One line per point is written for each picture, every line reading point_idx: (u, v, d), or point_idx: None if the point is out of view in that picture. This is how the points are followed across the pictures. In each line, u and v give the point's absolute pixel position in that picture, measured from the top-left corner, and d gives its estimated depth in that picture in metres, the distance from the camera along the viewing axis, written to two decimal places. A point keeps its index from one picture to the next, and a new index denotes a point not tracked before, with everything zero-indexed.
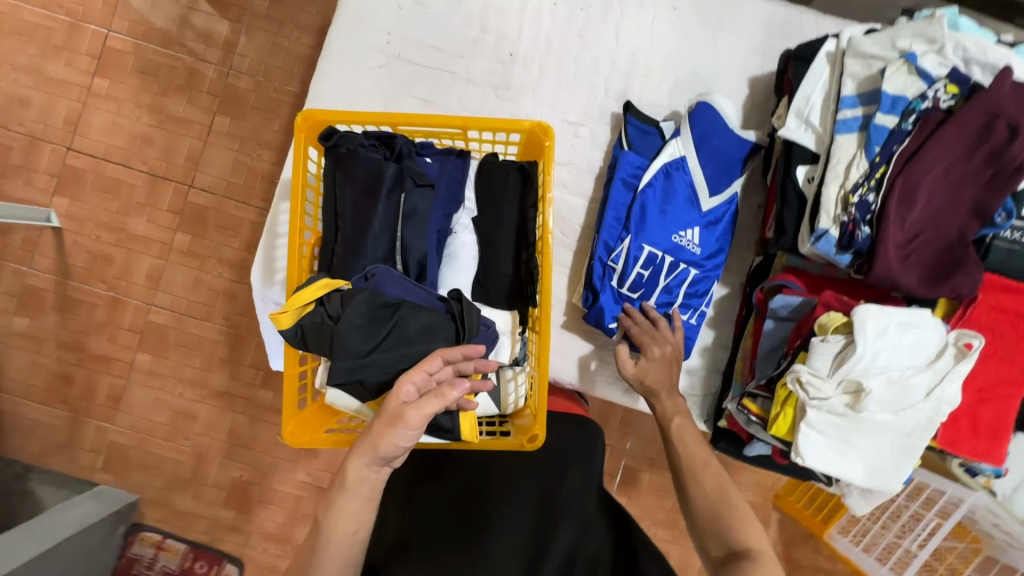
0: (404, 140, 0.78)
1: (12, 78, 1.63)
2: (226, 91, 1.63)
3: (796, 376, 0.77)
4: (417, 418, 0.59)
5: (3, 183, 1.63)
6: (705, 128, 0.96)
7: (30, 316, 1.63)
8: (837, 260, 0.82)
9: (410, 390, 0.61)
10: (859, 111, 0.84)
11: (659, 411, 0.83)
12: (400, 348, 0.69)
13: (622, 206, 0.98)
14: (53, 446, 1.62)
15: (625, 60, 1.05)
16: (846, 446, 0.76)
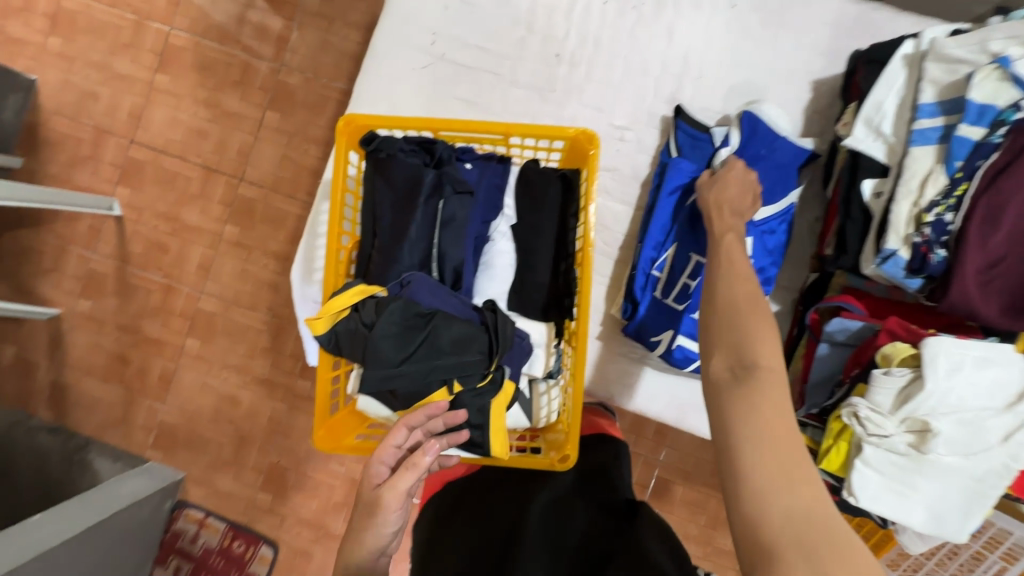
0: (444, 145, 0.77)
1: (84, 73, 1.72)
2: (277, 87, 1.67)
3: (853, 411, 0.70)
4: (395, 497, 0.59)
5: (73, 172, 1.73)
6: (757, 134, 0.91)
7: (93, 298, 1.73)
8: (904, 283, 0.76)
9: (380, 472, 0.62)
10: (939, 120, 0.76)
11: (716, 223, 0.78)
12: (432, 360, 0.68)
13: (667, 214, 0.93)
14: (110, 421, 1.72)
15: (678, 61, 1.00)
16: (908, 489, 0.70)
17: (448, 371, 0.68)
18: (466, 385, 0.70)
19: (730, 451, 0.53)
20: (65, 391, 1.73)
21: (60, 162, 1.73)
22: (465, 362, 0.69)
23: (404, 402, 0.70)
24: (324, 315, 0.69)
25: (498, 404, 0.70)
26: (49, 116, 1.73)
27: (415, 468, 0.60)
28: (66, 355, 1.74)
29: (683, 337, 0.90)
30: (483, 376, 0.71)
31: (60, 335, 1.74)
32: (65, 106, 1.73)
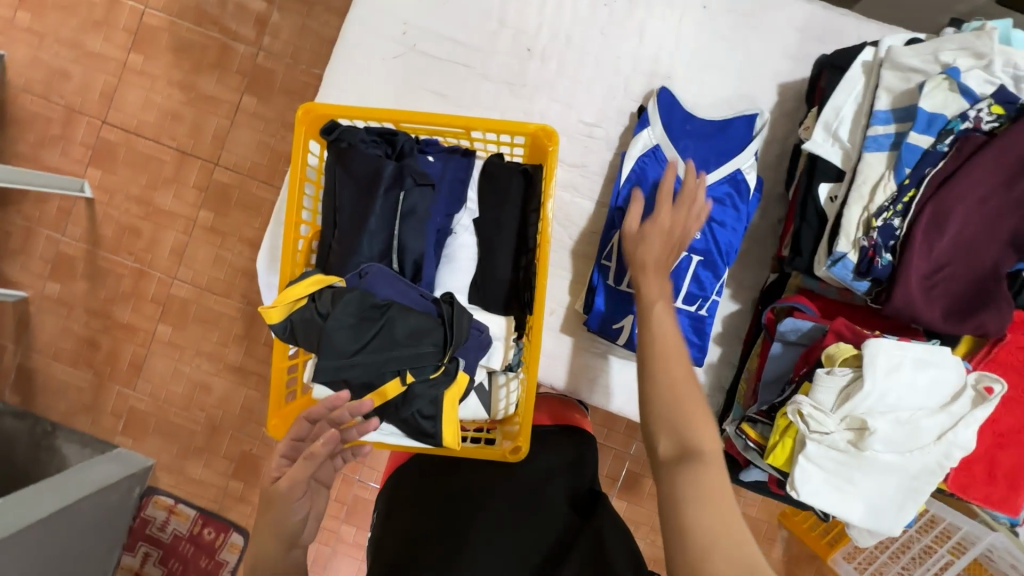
0: (405, 137, 0.77)
1: (54, 50, 1.68)
2: (255, 71, 1.65)
3: (797, 408, 0.72)
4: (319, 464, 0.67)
5: (42, 152, 1.69)
6: (672, 113, 0.96)
7: (62, 282, 1.70)
8: (853, 285, 0.77)
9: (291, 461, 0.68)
10: (892, 128, 0.78)
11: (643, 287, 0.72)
12: (385, 351, 0.68)
13: (625, 196, 0.95)
14: (78, 406, 1.70)
15: (649, 60, 1.01)
16: (845, 483, 0.73)
17: (401, 362, 0.69)
18: (419, 375, 0.70)
19: (678, 539, 0.54)
20: (33, 376, 1.71)
21: (29, 141, 1.69)
22: (418, 354, 0.69)
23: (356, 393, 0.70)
24: (276, 306, 0.69)
25: (451, 395, 0.71)
26: (18, 94, 1.69)
27: (315, 458, 0.66)
28: (33, 340, 1.71)
29: None
30: (437, 367, 0.71)
31: (28, 319, 1.71)
32: (34, 84, 1.69)
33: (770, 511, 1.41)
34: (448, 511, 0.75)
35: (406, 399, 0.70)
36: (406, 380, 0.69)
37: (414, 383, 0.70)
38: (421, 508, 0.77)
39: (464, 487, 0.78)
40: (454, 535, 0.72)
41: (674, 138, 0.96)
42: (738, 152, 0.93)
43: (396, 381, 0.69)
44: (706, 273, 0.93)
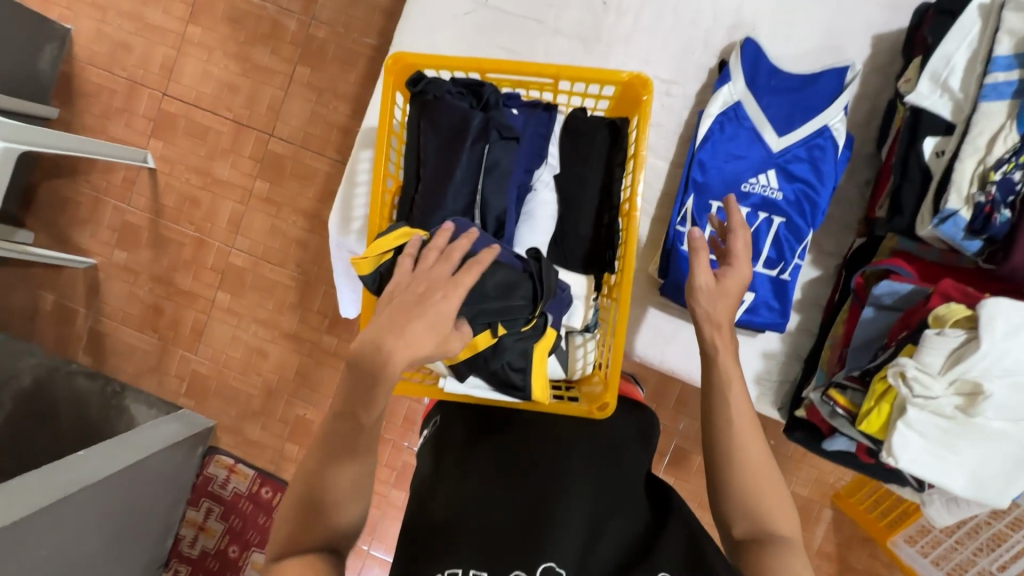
0: (491, 89, 0.75)
1: (117, 23, 1.72)
2: (308, 41, 1.66)
3: (899, 371, 0.69)
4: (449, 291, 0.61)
5: (108, 124, 1.75)
6: (754, 66, 0.90)
7: (128, 250, 1.77)
8: (962, 246, 0.73)
9: (409, 261, 0.63)
10: (1015, 74, 0.71)
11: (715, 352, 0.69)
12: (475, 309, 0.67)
13: (707, 154, 0.90)
14: (145, 368, 1.78)
15: (731, 12, 0.95)
16: (949, 451, 0.69)
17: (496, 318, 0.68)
18: (510, 329, 0.70)
19: None
20: (103, 339, 1.79)
21: (94, 113, 1.75)
22: (511, 308, 0.69)
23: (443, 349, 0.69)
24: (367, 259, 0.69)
25: (540, 346, 0.73)
26: (83, 67, 1.74)
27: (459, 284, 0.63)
28: (103, 305, 1.79)
29: None
30: (528, 321, 0.72)
31: (97, 285, 1.79)
32: (98, 56, 1.73)
33: (821, 490, 1.40)
34: (521, 459, 0.72)
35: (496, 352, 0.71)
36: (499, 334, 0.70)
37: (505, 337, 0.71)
38: (488, 451, 0.74)
39: (535, 439, 0.75)
40: (533, 487, 0.68)
41: (762, 94, 0.89)
42: (826, 108, 0.88)
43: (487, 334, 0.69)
44: (786, 235, 0.88)
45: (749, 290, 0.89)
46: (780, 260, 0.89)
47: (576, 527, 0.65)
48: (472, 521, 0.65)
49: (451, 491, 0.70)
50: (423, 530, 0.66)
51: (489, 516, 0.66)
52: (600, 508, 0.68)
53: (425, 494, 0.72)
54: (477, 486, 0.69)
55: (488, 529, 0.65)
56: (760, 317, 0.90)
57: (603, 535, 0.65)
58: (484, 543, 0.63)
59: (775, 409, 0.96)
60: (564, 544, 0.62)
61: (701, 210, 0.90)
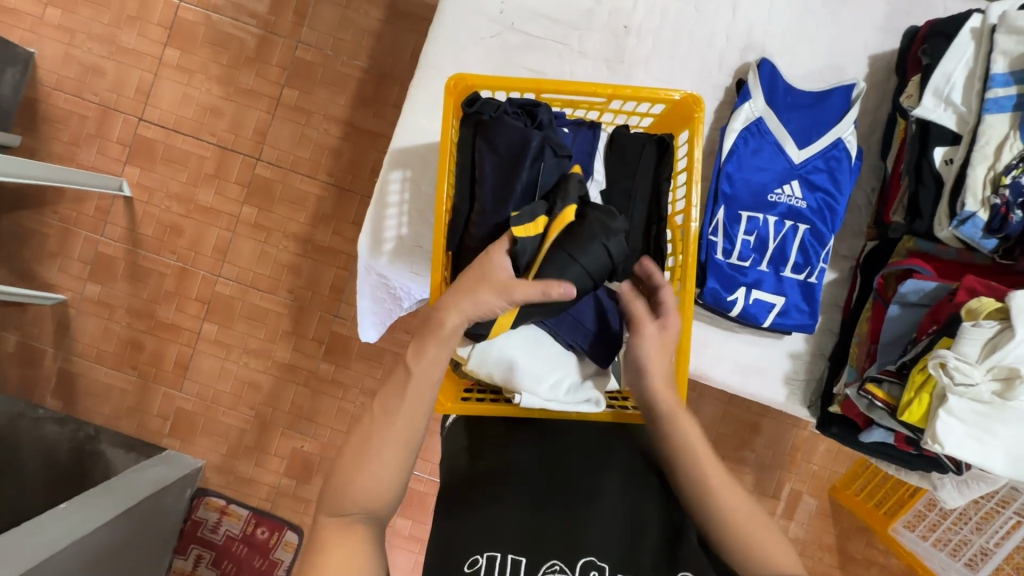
0: (545, 109, 0.77)
1: (87, 47, 1.64)
2: (295, 64, 1.63)
3: (940, 361, 0.75)
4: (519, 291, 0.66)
5: (77, 151, 1.65)
6: (771, 85, 0.96)
7: (102, 283, 1.66)
8: (980, 244, 0.81)
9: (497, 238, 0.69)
10: (1013, 89, 0.80)
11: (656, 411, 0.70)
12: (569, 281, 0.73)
13: (735, 166, 0.95)
14: (123, 409, 1.66)
15: (741, 35, 1.01)
16: (986, 434, 0.75)
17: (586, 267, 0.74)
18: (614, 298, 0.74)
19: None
20: (74, 381, 1.66)
21: (62, 140, 1.65)
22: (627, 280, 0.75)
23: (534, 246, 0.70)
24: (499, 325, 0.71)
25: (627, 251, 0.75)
26: (49, 91, 1.64)
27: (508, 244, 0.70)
28: (73, 343, 1.66)
29: (756, 291, 0.94)
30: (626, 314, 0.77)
31: (67, 322, 1.66)
32: (66, 81, 1.64)
33: (819, 485, 1.47)
34: (567, 447, 0.74)
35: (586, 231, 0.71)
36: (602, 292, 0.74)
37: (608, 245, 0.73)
38: (533, 436, 0.75)
39: (577, 431, 0.75)
40: (575, 478, 0.70)
41: (781, 110, 0.95)
42: (838, 122, 0.95)
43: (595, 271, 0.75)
44: (813, 241, 0.94)
45: (780, 294, 0.94)
46: (809, 263, 0.94)
47: (617, 518, 0.67)
48: (513, 501, 0.68)
49: (492, 470, 0.72)
50: (464, 503, 0.69)
51: (533, 502, 0.68)
52: (643, 499, 0.69)
53: (465, 467, 0.74)
54: (519, 470, 0.71)
55: (528, 511, 0.67)
56: (791, 319, 0.95)
57: (645, 530, 0.67)
58: (524, 525, 0.66)
59: (806, 407, 1.00)
60: (602, 540, 0.65)
61: (732, 221, 0.94)
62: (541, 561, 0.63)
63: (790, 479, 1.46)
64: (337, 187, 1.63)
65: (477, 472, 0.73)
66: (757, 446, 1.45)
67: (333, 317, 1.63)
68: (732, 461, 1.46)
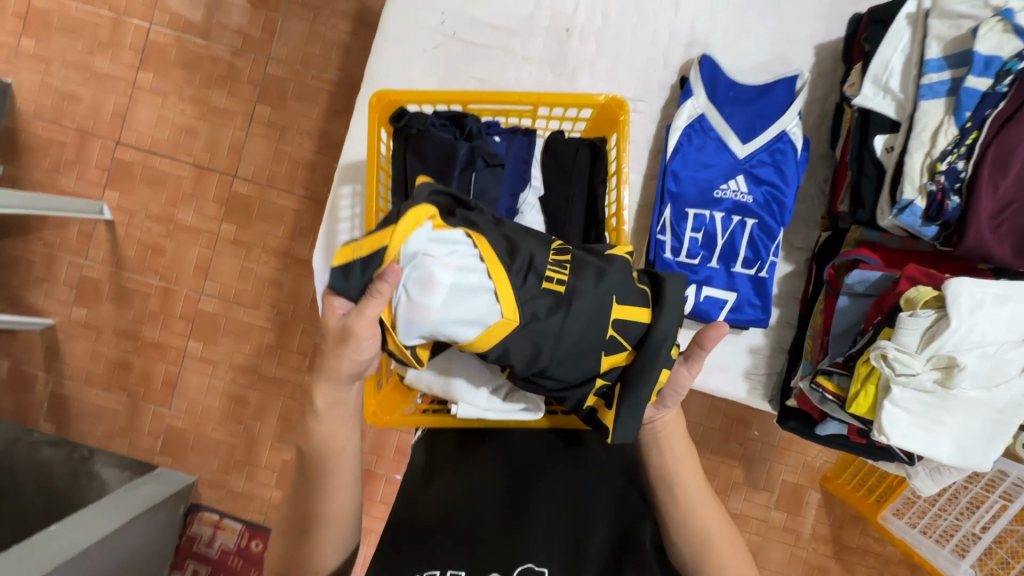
0: (473, 119, 0.79)
1: (62, 74, 1.67)
2: (266, 80, 1.64)
3: (881, 353, 0.75)
4: (365, 325, 0.60)
5: (58, 178, 1.68)
6: (712, 80, 0.95)
7: (89, 306, 1.69)
8: (921, 232, 0.80)
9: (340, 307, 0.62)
10: (947, 74, 0.80)
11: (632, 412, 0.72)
12: (439, 308, 0.64)
13: (680, 163, 0.95)
14: (115, 430, 1.68)
15: (685, 32, 1.01)
16: (932, 423, 0.75)
17: (477, 306, 0.64)
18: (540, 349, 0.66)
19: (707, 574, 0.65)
20: (66, 404, 1.68)
21: (43, 168, 1.68)
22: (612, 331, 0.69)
23: (366, 269, 0.61)
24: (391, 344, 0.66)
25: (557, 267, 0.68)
26: (29, 121, 1.67)
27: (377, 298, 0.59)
28: (64, 366, 1.69)
29: (707, 288, 0.94)
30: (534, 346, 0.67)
31: (57, 346, 1.69)
32: (44, 110, 1.67)
33: (811, 475, 1.45)
34: (513, 465, 0.74)
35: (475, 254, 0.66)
36: (496, 346, 0.66)
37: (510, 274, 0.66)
38: (484, 457, 0.75)
39: (525, 446, 0.76)
40: (517, 492, 0.71)
41: (724, 104, 0.95)
42: (780, 116, 0.94)
43: (503, 321, 0.65)
44: (761, 235, 0.93)
45: (731, 290, 0.94)
46: (759, 257, 0.94)
47: (557, 525, 0.68)
48: (459, 521, 0.68)
49: (438, 491, 0.72)
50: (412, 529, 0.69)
51: (479, 519, 0.68)
52: (589, 505, 0.69)
53: (413, 489, 0.74)
54: (464, 489, 0.71)
55: (473, 528, 0.68)
56: (744, 315, 0.94)
57: (588, 538, 0.67)
58: (467, 540, 0.67)
59: (767, 401, 0.99)
60: (542, 548, 0.66)
61: (679, 218, 0.94)
62: (483, 570, 0.65)
63: (780, 471, 1.44)
64: (314, 201, 1.64)
65: (422, 500, 0.72)
66: (744, 440, 1.43)
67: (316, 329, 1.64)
68: (720, 455, 1.44)
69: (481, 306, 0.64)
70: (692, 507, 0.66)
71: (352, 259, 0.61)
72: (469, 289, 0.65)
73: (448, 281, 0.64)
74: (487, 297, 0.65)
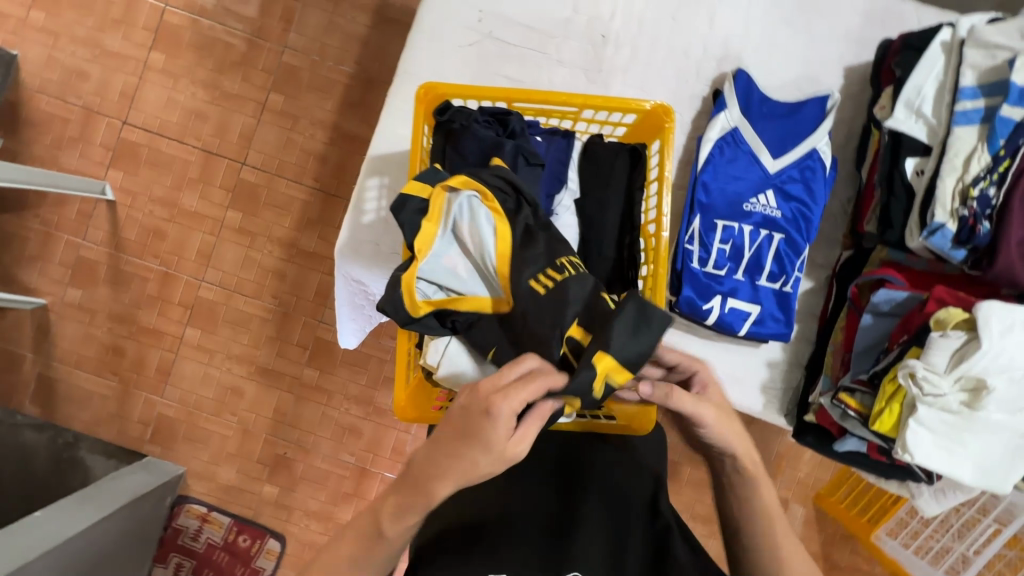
0: (517, 118, 0.79)
1: (70, 50, 1.63)
2: (281, 69, 1.62)
3: (910, 371, 0.76)
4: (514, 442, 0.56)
5: (60, 155, 1.63)
6: (746, 94, 0.97)
7: (84, 288, 1.64)
8: (950, 254, 0.81)
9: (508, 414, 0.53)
10: (981, 102, 0.82)
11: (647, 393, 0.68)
12: (451, 264, 0.74)
13: (710, 174, 0.96)
14: (104, 416, 1.63)
15: (718, 45, 1.02)
16: (956, 445, 0.76)
17: (484, 270, 0.73)
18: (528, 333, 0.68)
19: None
20: (52, 387, 1.63)
21: (45, 143, 1.63)
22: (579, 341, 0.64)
23: (413, 205, 0.72)
24: (405, 280, 0.71)
25: (547, 274, 0.69)
26: (32, 94, 1.63)
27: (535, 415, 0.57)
28: (53, 349, 1.64)
29: (732, 300, 0.94)
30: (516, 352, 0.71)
31: (47, 327, 1.64)
32: (49, 84, 1.63)
33: (805, 492, 1.46)
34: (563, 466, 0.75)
35: (492, 230, 0.73)
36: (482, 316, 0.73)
37: (515, 266, 0.71)
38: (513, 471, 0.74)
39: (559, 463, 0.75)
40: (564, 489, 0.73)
41: (756, 119, 0.96)
42: (811, 134, 0.96)
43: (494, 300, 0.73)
44: (788, 250, 0.94)
45: (755, 303, 0.94)
46: (784, 272, 0.94)
47: (604, 527, 0.70)
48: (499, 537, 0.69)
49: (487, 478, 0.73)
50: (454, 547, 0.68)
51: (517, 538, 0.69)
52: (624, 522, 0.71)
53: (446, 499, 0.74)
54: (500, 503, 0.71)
55: (524, 524, 0.70)
56: (766, 328, 0.94)
57: (629, 547, 0.69)
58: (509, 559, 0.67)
59: (783, 416, 0.98)
60: (589, 548, 0.67)
61: (707, 229, 0.94)
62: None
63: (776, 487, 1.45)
64: (322, 192, 1.62)
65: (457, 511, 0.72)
66: None
67: (318, 322, 1.61)
68: None
69: (486, 273, 0.73)
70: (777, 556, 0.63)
71: (411, 193, 0.73)
72: (477, 253, 0.73)
73: (469, 245, 0.73)
74: (489, 269, 0.73)
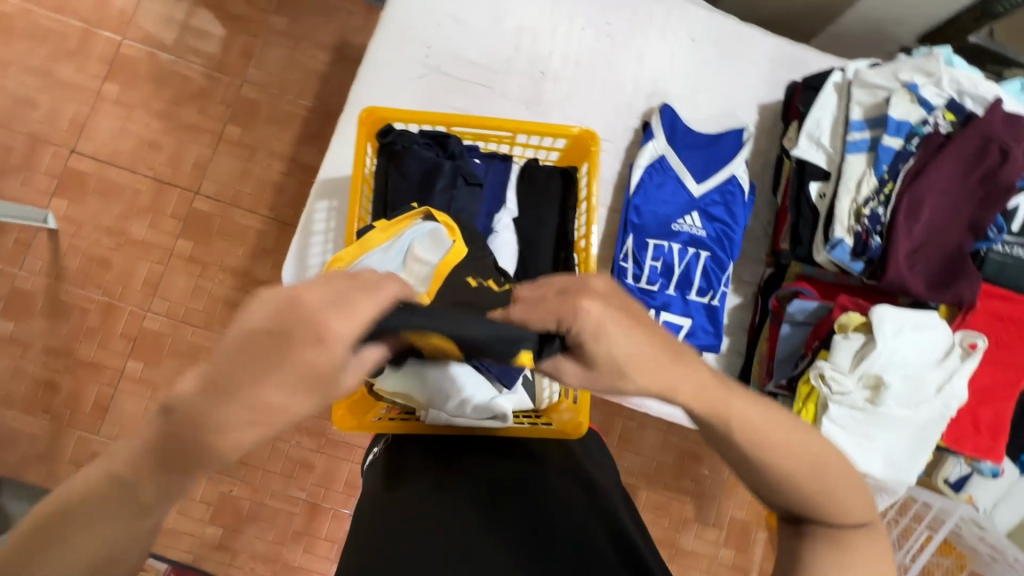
0: (456, 140, 0.86)
1: (19, 79, 1.62)
2: (239, 102, 1.66)
3: (820, 372, 0.86)
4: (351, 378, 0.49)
5: (1, 183, 1.59)
6: (672, 124, 1.06)
7: (17, 320, 1.56)
8: (850, 267, 0.91)
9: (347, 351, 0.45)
10: (867, 133, 0.94)
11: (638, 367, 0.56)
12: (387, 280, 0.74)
13: (643, 197, 1.03)
14: (29, 458, 1.49)
15: (648, 83, 1.12)
16: (865, 439, 0.86)
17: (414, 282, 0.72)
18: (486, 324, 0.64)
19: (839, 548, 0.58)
20: None
21: None
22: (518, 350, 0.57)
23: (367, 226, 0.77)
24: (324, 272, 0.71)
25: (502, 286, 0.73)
26: None
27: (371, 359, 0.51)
28: None
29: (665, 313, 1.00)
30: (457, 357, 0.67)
31: None
32: None
33: (756, 512, 1.49)
34: (476, 487, 0.73)
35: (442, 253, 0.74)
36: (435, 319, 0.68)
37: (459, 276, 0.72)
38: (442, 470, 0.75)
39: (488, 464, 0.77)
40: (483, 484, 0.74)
41: (681, 147, 1.05)
42: (730, 162, 1.05)
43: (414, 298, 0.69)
44: (713, 266, 1.01)
45: (687, 316, 1.00)
46: (712, 286, 1.01)
47: (526, 510, 0.70)
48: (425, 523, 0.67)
49: (398, 514, 0.68)
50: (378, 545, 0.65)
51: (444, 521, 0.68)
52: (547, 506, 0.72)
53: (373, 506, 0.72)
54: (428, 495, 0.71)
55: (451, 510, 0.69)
56: (697, 339, 1.00)
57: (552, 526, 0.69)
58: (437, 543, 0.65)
59: None
60: (516, 541, 0.67)
61: (640, 247, 1.01)
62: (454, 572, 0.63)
63: (729, 507, 1.48)
64: (278, 221, 1.63)
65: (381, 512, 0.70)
66: (695, 475, 1.47)
67: None
68: (671, 490, 1.47)
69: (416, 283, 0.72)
70: (811, 507, 0.58)
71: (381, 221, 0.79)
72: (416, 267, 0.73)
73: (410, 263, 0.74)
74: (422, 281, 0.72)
